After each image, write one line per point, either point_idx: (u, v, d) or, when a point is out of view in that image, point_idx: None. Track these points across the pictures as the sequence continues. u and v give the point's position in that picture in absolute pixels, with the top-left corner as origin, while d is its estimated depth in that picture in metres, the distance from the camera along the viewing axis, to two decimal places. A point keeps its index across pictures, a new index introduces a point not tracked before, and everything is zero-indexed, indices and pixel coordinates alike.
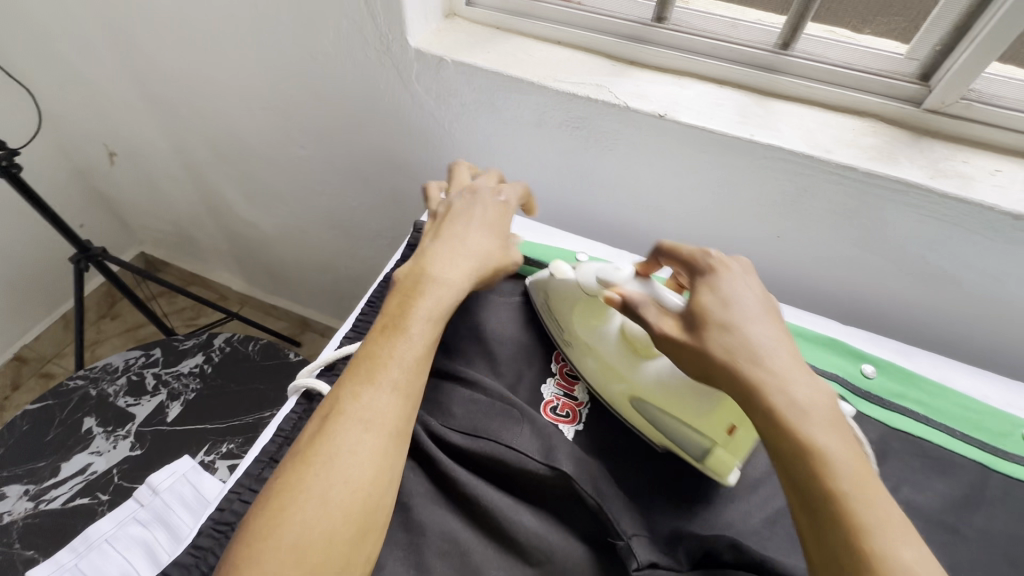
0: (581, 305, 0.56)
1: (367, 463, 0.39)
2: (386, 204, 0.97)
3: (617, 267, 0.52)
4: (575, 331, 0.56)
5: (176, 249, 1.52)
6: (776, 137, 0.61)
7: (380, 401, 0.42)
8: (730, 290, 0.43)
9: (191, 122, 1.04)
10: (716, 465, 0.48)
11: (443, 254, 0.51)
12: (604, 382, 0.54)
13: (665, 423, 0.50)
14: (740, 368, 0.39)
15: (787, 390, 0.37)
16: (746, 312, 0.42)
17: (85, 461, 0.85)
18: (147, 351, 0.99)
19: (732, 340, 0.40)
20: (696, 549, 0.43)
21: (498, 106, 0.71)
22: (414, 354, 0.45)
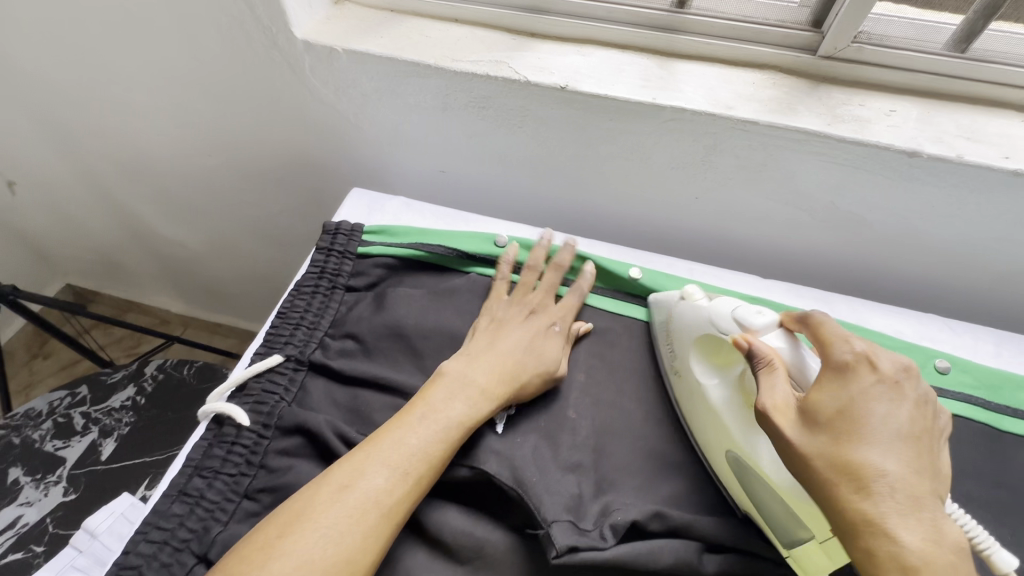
0: (705, 344, 0.50)
1: (340, 545, 0.39)
2: (310, 207, 0.93)
3: (760, 310, 0.47)
4: (687, 370, 0.51)
5: (104, 276, 1.44)
6: (678, 98, 0.60)
7: (390, 484, 0.42)
8: (868, 404, 0.39)
9: (88, 142, 0.97)
10: (807, 564, 0.41)
11: (486, 355, 0.51)
12: (704, 430, 0.48)
13: (765, 500, 0.43)
14: (851, 482, 0.37)
15: (898, 537, 0.34)
16: (879, 432, 0.38)
17: (14, 514, 0.79)
18: (73, 391, 0.94)
19: (843, 458, 0.37)
20: (621, 525, 0.43)
21: (400, 94, 0.68)
22: (428, 436, 0.44)
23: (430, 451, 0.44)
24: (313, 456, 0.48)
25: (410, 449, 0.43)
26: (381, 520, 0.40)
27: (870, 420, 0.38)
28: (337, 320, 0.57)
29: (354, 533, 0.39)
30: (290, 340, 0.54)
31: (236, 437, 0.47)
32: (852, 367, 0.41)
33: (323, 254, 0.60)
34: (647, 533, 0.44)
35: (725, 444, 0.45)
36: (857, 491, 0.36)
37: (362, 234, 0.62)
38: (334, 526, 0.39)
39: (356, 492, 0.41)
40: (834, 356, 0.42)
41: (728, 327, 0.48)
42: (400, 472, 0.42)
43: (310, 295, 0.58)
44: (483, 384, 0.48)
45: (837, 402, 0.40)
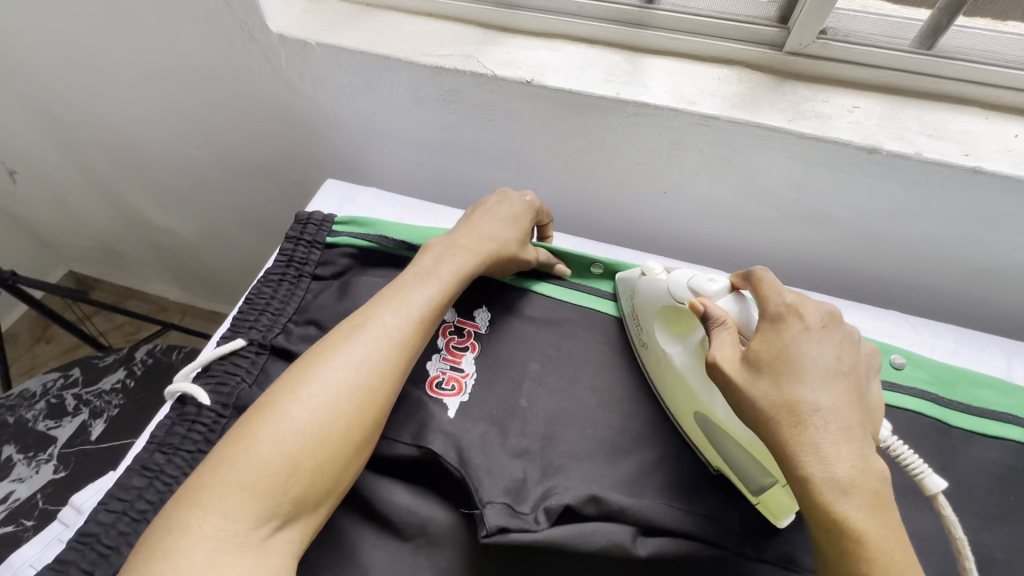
0: (665, 315, 0.52)
1: (338, 403, 0.43)
2: (294, 197, 0.95)
3: (712, 278, 0.49)
4: (655, 342, 0.53)
5: (104, 264, 1.47)
6: (643, 93, 0.61)
7: (376, 348, 0.46)
8: (801, 347, 0.42)
9: (81, 131, 1.00)
10: (775, 505, 0.44)
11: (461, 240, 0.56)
12: (673, 397, 0.51)
13: (733, 451, 0.46)
14: (788, 423, 0.39)
15: (832, 466, 0.37)
16: (813, 370, 0.41)
17: (7, 489, 0.83)
18: (65, 372, 0.97)
19: (781, 400, 0.40)
20: (555, 508, 0.44)
21: (374, 87, 0.69)
22: (402, 317, 0.48)
23: (401, 339, 0.47)
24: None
25: (388, 331, 0.47)
26: (369, 392, 0.44)
27: (806, 365, 0.41)
28: (302, 307, 0.59)
29: (349, 397, 0.43)
30: (255, 324, 0.56)
31: (196, 415, 0.50)
32: (782, 319, 0.43)
33: (292, 243, 0.62)
34: (582, 516, 0.45)
35: (692, 406, 0.48)
36: (795, 424, 0.39)
37: (332, 224, 0.64)
38: (320, 400, 0.43)
39: (343, 367, 0.44)
40: (767, 310, 0.44)
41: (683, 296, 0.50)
42: (382, 340, 0.46)
43: (278, 282, 0.59)
44: (448, 270, 0.53)
45: (773, 351, 0.42)
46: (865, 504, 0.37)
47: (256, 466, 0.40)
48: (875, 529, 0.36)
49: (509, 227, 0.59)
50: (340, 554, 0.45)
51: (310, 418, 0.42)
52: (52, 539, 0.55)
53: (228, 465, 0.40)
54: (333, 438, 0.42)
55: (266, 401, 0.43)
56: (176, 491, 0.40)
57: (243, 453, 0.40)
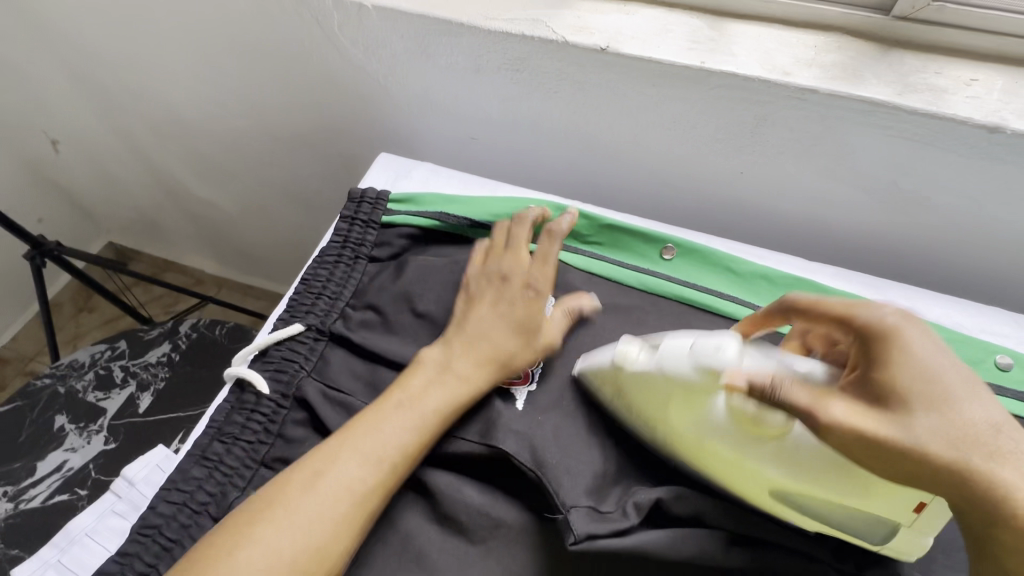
0: (673, 398, 0.42)
1: (326, 523, 0.40)
2: (338, 171, 0.92)
3: (719, 344, 0.40)
4: (673, 425, 0.42)
5: (143, 236, 1.48)
6: (730, 62, 0.55)
7: (363, 462, 0.42)
8: (929, 356, 0.38)
9: (124, 100, 0.98)
10: (901, 546, 0.40)
11: (465, 321, 0.50)
12: (735, 482, 0.41)
13: (836, 517, 0.40)
14: (925, 414, 0.36)
15: (975, 422, 0.36)
16: (956, 384, 0.37)
17: (60, 459, 0.84)
18: (112, 345, 0.97)
19: (954, 428, 0.36)
20: (645, 503, 0.42)
21: (431, 53, 0.65)
22: (402, 427, 0.44)
23: (401, 452, 0.43)
24: (323, 433, 0.48)
25: (388, 442, 0.43)
26: (351, 511, 0.41)
27: (920, 343, 0.38)
28: (359, 290, 0.56)
29: (325, 518, 0.40)
30: (312, 309, 0.53)
31: (256, 405, 0.48)
32: (895, 330, 0.39)
33: (347, 223, 0.59)
34: (672, 518, 0.43)
35: (764, 484, 0.40)
36: (928, 408, 0.36)
37: (387, 202, 0.60)
38: (309, 516, 0.40)
39: (325, 484, 0.41)
40: (865, 326, 0.40)
41: (695, 375, 0.40)
42: (383, 456, 0.43)
43: (334, 264, 0.57)
44: (460, 365, 0.47)
45: (889, 346, 0.39)
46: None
47: None
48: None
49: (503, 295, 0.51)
50: (406, 555, 0.43)
51: (285, 539, 0.39)
52: (105, 510, 0.53)
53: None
54: (309, 560, 0.39)
55: (236, 516, 0.40)
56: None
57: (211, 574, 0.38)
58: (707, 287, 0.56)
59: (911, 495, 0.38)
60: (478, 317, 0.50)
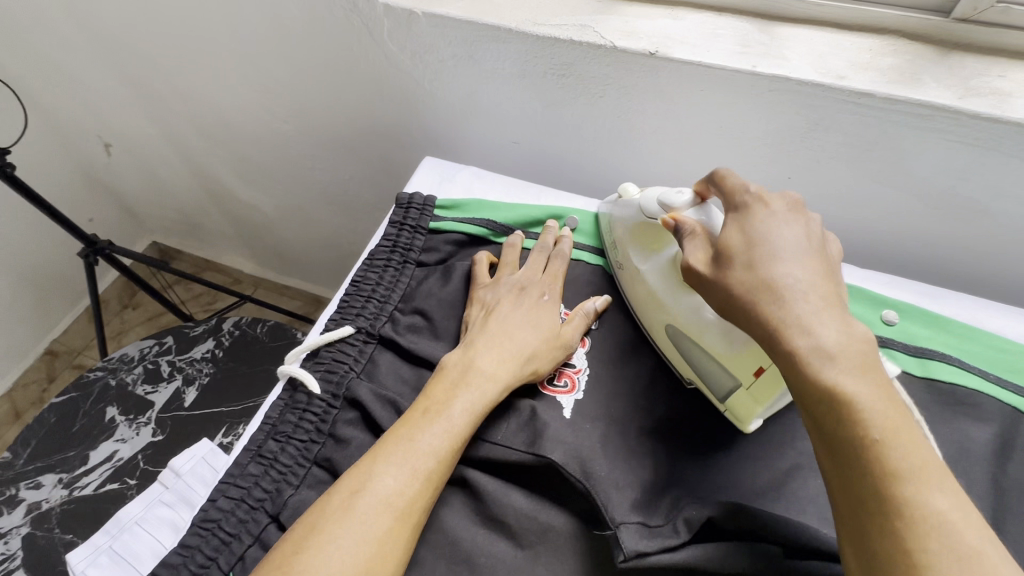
0: (638, 234, 0.53)
1: (358, 546, 0.38)
2: (379, 173, 0.94)
3: (680, 190, 0.49)
4: (628, 261, 0.55)
5: (186, 237, 1.53)
6: (783, 66, 0.55)
7: (394, 469, 0.41)
8: (769, 229, 0.41)
9: (175, 105, 1.02)
10: (737, 409, 0.46)
11: (486, 341, 0.48)
12: (645, 311, 0.52)
13: (699, 361, 0.48)
14: (761, 310, 0.37)
15: (817, 334, 0.35)
16: (782, 248, 0.39)
17: (111, 449, 0.88)
18: (160, 340, 1.01)
19: (758, 278, 0.38)
20: (697, 519, 0.40)
21: (477, 59, 0.66)
22: (435, 434, 0.43)
23: (430, 461, 0.42)
24: (374, 434, 0.47)
25: (419, 452, 0.42)
26: (394, 526, 0.39)
27: (775, 246, 0.39)
28: (407, 294, 0.56)
29: (370, 535, 0.38)
30: (362, 311, 0.54)
31: (307, 404, 0.48)
32: (749, 211, 0.43)
33: (395, 228, 0.59)
34: (723, 530, 0.41)
35: (663, 319, 0.50)
36: (773, 303, 0.37)
37: (434, 208, 0.60)
38: (349, 545, 0.37)
39: (365, 499, 0.39)
40: (737, 204, 0.44)
41: (657, 211, 0.51)
42: (414, 469, 0.41)
43: (383, 268, 0.57)
44: (484, 371, 0.46)
45: (741, 237, 0.41)
46: (854, 369, 0.34)
47: None
48: (873, 397, 0.33)
49: (533, 329, 0.50)
50: (455, 559, 0.42)
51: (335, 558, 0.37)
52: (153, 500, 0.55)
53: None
54: None
55: (281, 551, 0.37)
56: None
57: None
58: None
59: (755, 356, 0.44)
60: (498, 319, 0.50)
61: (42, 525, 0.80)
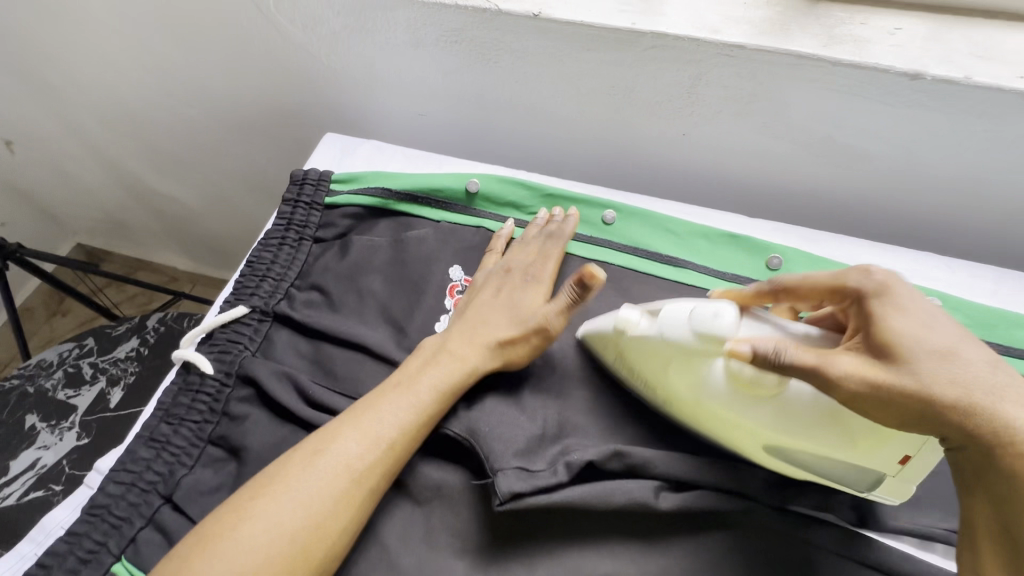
0: (667, 360, 0.43)
1: (306, 508, 0.38)
2: (295, 155, 0.91)
3: (718, 311, 0.41)
4: (666, 387, 0.44)
5: (112, 236, 1.46)
6: (660, 23, 0.56)
7: (363, 442, 0.41)
8: (922, 305, 0.39)
9: (72, 95, 0.97)
10: (889, 491, 0.41)
11: (465, 325, 0.48)
12: (724, 434, 0.43)
13: (823, 465, 0.41)
14: (979, 408, 0.35)
15: (1021, 423, 0.35)
16: (950, 334, 0.38)
17: (33, 457, 0.85)
18: (80, 343, 0.98)
19: (949, 373, 0.36)
20: (576, 461, 0.43)
21: (370, 30, 0.65)
22: (403, 406, 0.43)
23: (394, 432, 0.42)
24: (270, 408, 0.47)
25: (384, 422, 0.42)
26: (346, 492, 0.39)
27: (949, 337, 0.38)
28: (304, 271, 0.56)
29: (318, 500, 0.38)
30: (256, 291, 0.53)
31: (200, 385, 0.48)
32: (886, 289, 0.40)
33: (290, 206, 0.58)
34: (607, 472, 0.44)
35: (755, 441, 0.42)
36: (971, 402, 0.36)
37: (329, 183, 0.59)
38: (297, 507, 0.38)
39: (326, 465, 0.39)
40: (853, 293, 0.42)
41: (694, 341, 0.41)
42: (376, 440, 0.41)
43: (278, 246, 0.56)
44: (460, 351, 0.46)
45: (906, 329, 0.38)
46: None
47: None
48: None
49: (512, 313, 0.49)
50: None
51: (287, 516, 0.38)
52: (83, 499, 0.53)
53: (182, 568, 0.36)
54: (290, 548, 0.37)
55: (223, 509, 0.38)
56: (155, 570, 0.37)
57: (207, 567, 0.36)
58: (649, 252, 0.58)
59: (902, 446, 0.39)
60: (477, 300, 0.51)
61: None
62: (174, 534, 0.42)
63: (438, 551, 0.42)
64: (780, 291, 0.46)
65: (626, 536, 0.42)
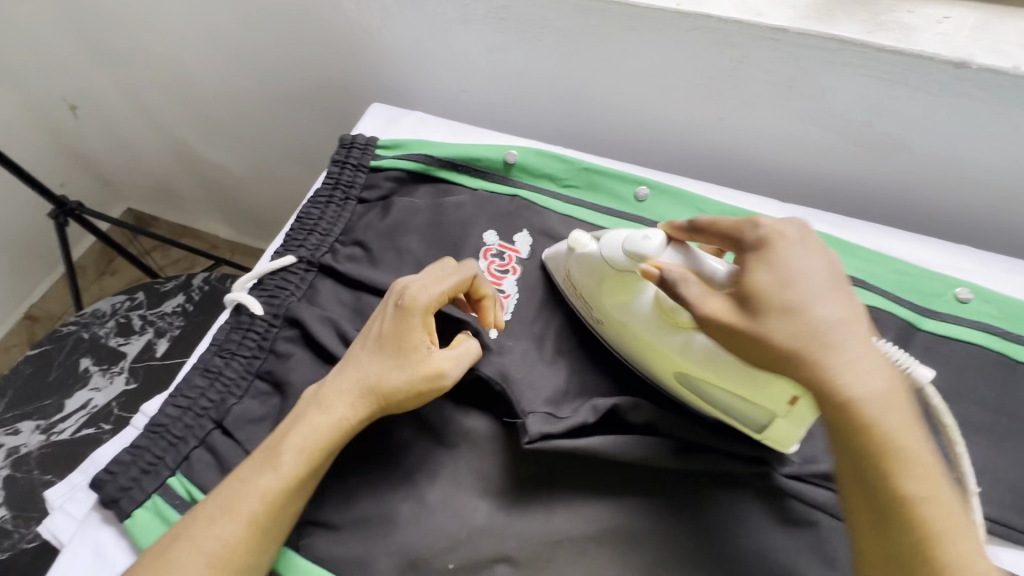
0: (608, 281, 0.47)
1: (234, 513, 0.40)
2: (338, 128, 0.95)
3: (646, 234, 0.44)
4: (604, 313, 0.49)
5: (159, 202, 1.53)
6: (705, 4, 0.57)
7: (322, 419, 0.43)
8: (797, 263, 0.39)
9: (135, 62, 1.02)
10: (776, 437, 0.43)
11: (374, 333, 0.46)
12: (642, 357, 0.47)
13: (729, 401, 0.44)
14: (812, 356, 0.37)
15: (866, 380, 0.36)
16: (813, 283, 0.39)
17: (86, 397, 0.91)
18: (131, 296, 1.03)
19: (797, 326, 0.37)
20: (601, 406, 0.46)
21: (420, 5, 0.67)
22: (325, 418, 0.43)
23: (314, 446, 0.42)
24: (312, 349, 0.51)
25: (306, 434, 0.43)
26: (267, 500, 0.41)
27: (808, 285, 0.39)
28: (349, 228, 0.59)
29: (242, 506, 0.40)
30: (304, 243, 0.57)
31: (251, 323, 0.52)
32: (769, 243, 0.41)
33: (338, 167, 0.62)
34: (628, 425, 0.46)
35: (670, 367, 0.45)
36: (818, 352, 0.37)
37: (375, 148, 0.63)
38: (226, 512, 0.40)
39: (292, 440, 0.42)
40: (746, 241, 0.42)
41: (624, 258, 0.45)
42: (296, 450, 0.42)
43: (325, 204, 0.60)
44: (371, 360, 0.45)
45: (773, 277, 0.39)
46: (899, 420, 0.36)
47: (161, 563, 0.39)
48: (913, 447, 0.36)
49: (415, 324, 0.45)
50: (386, 460, 0.46)
51: (268, 483, 0.41)
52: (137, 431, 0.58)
53: (182, 542, 0.39)
54: (219, 550, 0.39)
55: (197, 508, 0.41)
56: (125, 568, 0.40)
57: (217, 531, 0.39)
58: None
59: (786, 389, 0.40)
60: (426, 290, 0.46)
61: (22, 467, 0.85)
62: (223, 456, 0.46)
63: (461, 490, 0.45)
64: (691, 230, 0.46)
65: (643, 489, 0.44)
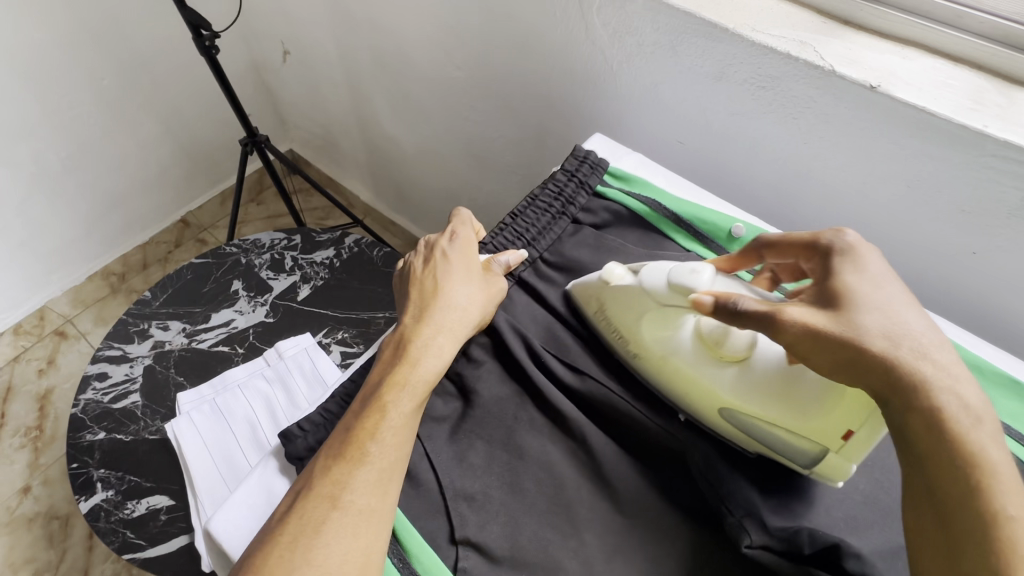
0: (649, 314, 0.49)
1: (356, 449, 0.41)
2: (528, 140, 0.96)
3: (693, 269, 0.45)
4: (642, 343, 0.49)
5: (320, 152, 1.63)
6: (1017, 132, 0.51)
7: (415, 370, 0.45)
8: (880, 271, 0.41)
9: (361, 30, 1.09)
10: (825, 470, 0.43)
11: (418, 300, 0.49)
12: (687, 398, 0.48)
13: (770, 439, 0.44)
14: (901, 359, 0.37)
15: (956, 389, 0.36)
16: (899, 297, 0.40)
17: (229, 316, 0.98)
18: (289, 236, 1.08)
19: (890, 328, 0.38)
20: (823, 540, 0.39)
21: (678, 52, 0.66)
22: (426, 367, 0.45)
23: (417, 386, 0.44)
24: (504, 364, 0.51)
25: (414, 380, 0.44)
26: (382, 438, 0.41)
27: (890, 289, 0.40)
28: (554, 245, 0.59)
29: (355, 442, 0.41)
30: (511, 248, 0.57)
31: None
32: (851, 251, 0.42)
33: (565, 177, 0.61)
34: (845, 574, 0.37)
35: (713, 402, 0.46)
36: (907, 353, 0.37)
37: (604, 173, 0.62)
38: (346, 451, 0.40)
39: (392, 388, 0.43)
40: (825, 247, 0.44)
41: (669, 292, 0.46)
42: (403, 396, 0.43)
43: (543, 211, 0.59)
44: (437, 318, 0.48)
45: (863, 285, 0.40)
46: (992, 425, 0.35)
47: (294, 509, 0.39)
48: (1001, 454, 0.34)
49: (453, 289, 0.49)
50: (557, 504, 0.44)
51: (372, 427, 0.41)
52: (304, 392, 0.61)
53: (312, 493, 0.39)
54: (344, 482, 0.39)
55: (322, 458, 0.41)
56: (263, 530, 0.39)
57: (336, 474, 0.39)
58: None
59: (837, 421, 0.41)
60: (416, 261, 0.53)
61: (162, 361, 0.93)
62: None
63: (632, 568, 0.41)
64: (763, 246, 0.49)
65: None
